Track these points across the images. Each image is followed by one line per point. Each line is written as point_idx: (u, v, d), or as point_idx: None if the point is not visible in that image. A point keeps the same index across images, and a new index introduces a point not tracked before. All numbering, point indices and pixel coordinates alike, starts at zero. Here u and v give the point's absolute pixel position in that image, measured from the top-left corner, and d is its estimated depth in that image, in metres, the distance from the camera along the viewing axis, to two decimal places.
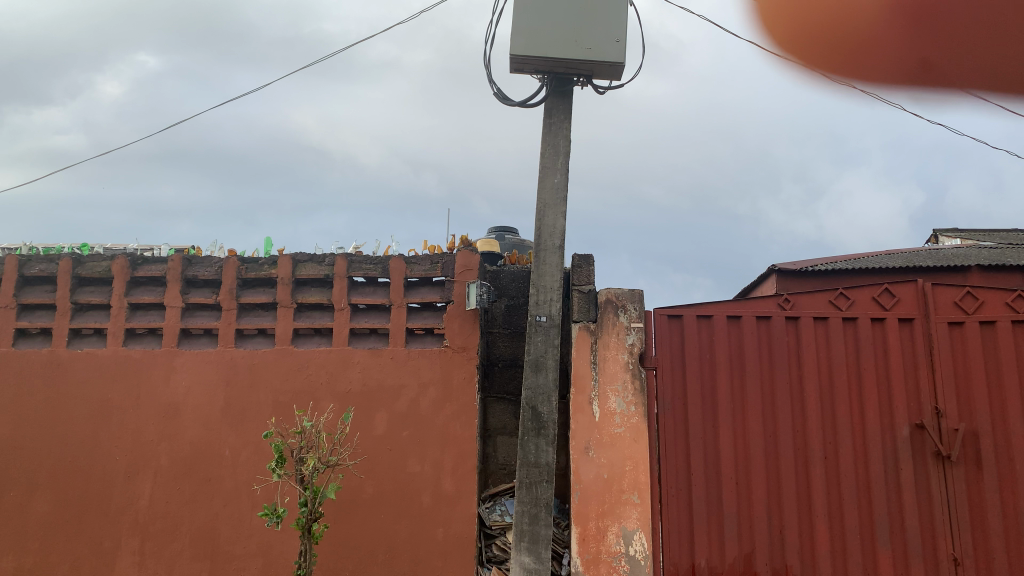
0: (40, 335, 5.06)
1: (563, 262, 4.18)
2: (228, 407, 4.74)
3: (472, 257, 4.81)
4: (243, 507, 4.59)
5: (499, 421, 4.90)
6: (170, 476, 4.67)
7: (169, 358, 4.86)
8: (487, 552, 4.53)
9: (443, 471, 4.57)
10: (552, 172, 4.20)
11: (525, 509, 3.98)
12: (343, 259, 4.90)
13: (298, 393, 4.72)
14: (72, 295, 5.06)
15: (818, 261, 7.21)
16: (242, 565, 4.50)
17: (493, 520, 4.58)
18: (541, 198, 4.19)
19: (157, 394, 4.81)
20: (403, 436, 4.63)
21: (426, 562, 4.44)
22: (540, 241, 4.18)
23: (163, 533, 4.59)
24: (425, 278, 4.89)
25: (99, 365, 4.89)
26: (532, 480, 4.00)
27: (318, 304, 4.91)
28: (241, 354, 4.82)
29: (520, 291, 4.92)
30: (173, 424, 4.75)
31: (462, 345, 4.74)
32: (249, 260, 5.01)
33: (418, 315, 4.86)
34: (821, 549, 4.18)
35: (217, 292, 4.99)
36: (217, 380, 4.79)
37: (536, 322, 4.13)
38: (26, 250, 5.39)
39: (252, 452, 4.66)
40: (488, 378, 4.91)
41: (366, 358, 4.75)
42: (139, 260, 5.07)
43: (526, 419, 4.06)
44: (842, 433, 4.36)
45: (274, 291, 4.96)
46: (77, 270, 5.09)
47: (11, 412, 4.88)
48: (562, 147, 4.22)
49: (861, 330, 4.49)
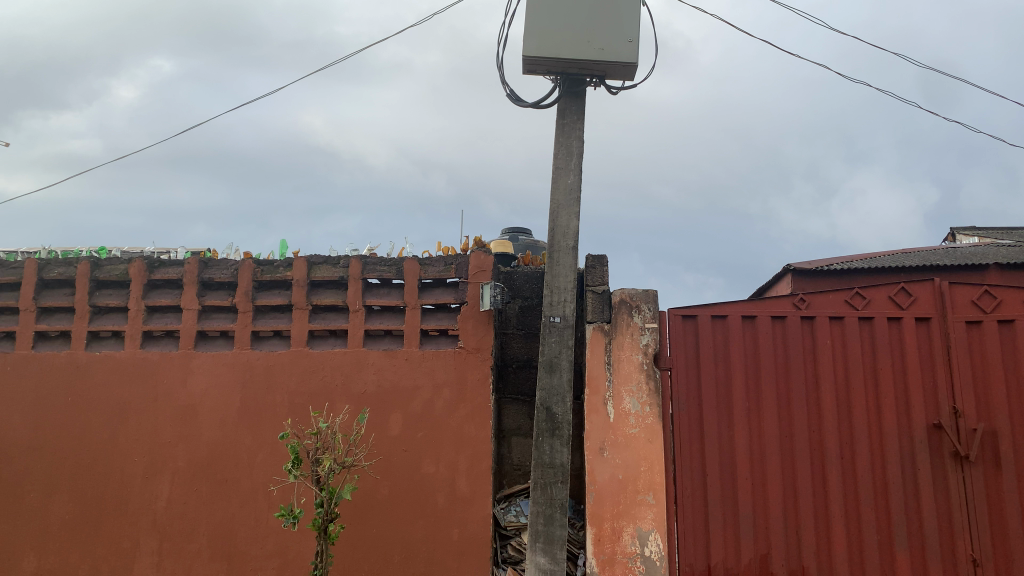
0: (59, 337, 5.11)
1: (576, 263, 4.18)
2: (244, 408, 4.78)
3: (485, 258, 4.81)
4: (259, 507, 4.61)
5: (513, 422, 4.90)
6: (187, 477, 4.71)
7: (186, 360, 4.90)
8: (502, 553, 4.55)
9: (457, 471, 4.58)
10: (565, 173, 4.20)
11: (540, 510, 3.98)
12: (357, 261, 4.93)
13: (313, 394, 4.75)
14: (90, 299, 5.11)
15: (834, 260, 7.17)
16: (259, 565, 4.53)
17: (508, 521, 4.59)
18: (554, 199, 4.19)
19: (174, 396, 4.85)
20: (418, 437, 4.65)
21: (441, 563, 4.45)
22: (553, 242, 4.19)
23: (180, 534, 4.63)
24: (439, 280, 4.90)
25: (116, 367, 4.93)
26: (546, 480, 4.00)
27: (333, 306, 4.93)
28: (257, 356, 4.85)
29: (533, 291, 4.92)
30: (190, 426, 4.78)
31: (476, 346, 4.74)
32: (264, 263, 5.04)
33: (432, 316, 4.87)
34: (837, 549, 4.16)
35: (232, 295, 5.03)
36: (233, 382, 4.82)
37: (550, 323, 4.13)
38: (44, 254, 5.44)
39: (268, 453, 4.69)
40: (502, 379, 4.92)
41: (380, 359, 4.77)
42: (156, 263, 5.11)
43: (540, 420, 4.06)
44: (858, 432, 4.33)
45: (289, 293, 4.99)
46: (95, 273, 5.14)
47: (31, 413, 4.93)
48: (575, 148, 4.22)
49: (877, 329, 4.46)
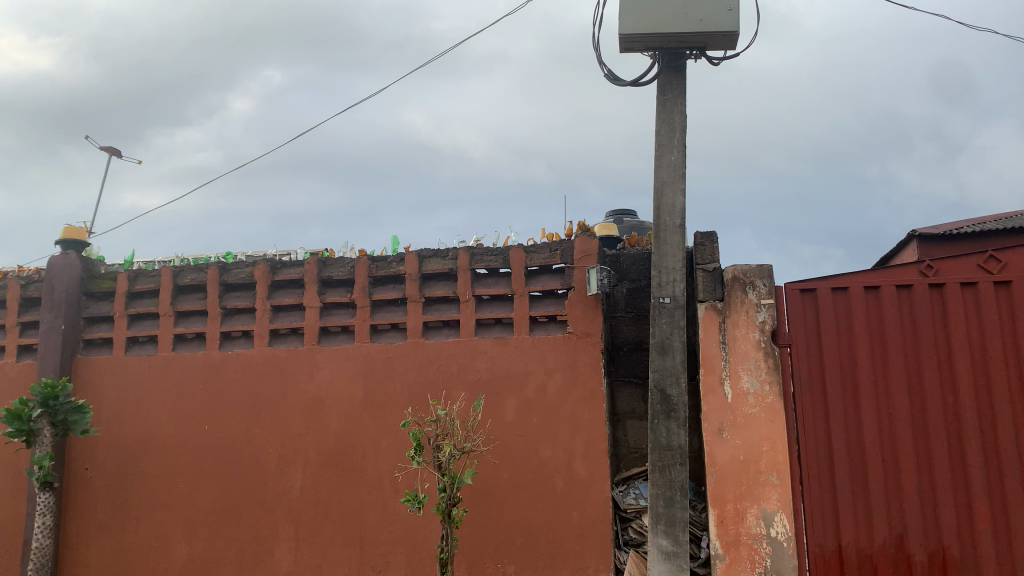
0: (196, 339, 5.46)
1: (684, 241, 4.11)
2: (366, 399, 4.97)
3: (591, 242, 4.80)
4: (386, 494, 4.80)
5: (627, 405, 4.87)
6: (318, 466, 4.95)
7: (310, 355, 5.14)
8: (623, 536, 4.54)
9: (574, 455, 4.61)
10: (668, 150, 4.13)
11: (659, 492, 3.95)
12: (465, 253, 5.02)
13: (430, 384, 4.88)
14: (221, 301, 5.44)
15: (964, 224, 6.74)
16: (388, 549, 4.71)
17: (628, 504, 4.57)
18: (658, 177, 4.13)
19: (301, 390, 5.10)
20: (533, 422, 4.70)
21: (563, 545, 4.50)
22: (660, 221, 4.13)
23: (315, 520, 4.88)
24: (546, 266, 4.93)
25: (248, 365, 5.23)
26: (664, 463, 3.97)
27: (444, 297, 5.05)
28: (376, 349, 5.03)
29: (641, 273, 4.87)
30: (317, 418, 5.02)
31: (586, 330, 4.74)
32: (377, 259, 5.22)
33: (540, 303, 4.90)
34: (981, 529, 3.93)
35: (350, 291, 5.24)
36: (355, 374, 5.02)
37: (660, 304, 4.09)
38: (178, 262, 5.83)
39: (391, 442, 4.86)
40: (614, 363, 4.91)
41: (492, 347, 4.85)
42: (278, 265, 5.38)
43: (655, 402, 4.03)
44: (999, 405, 4.07)
45: (402, 286, 5.15)
46: (224, 277, 5.46)
47: (175, 410, 5.30)
48: (677, 124, 4.14)
49: (1017, 295, 4.16)
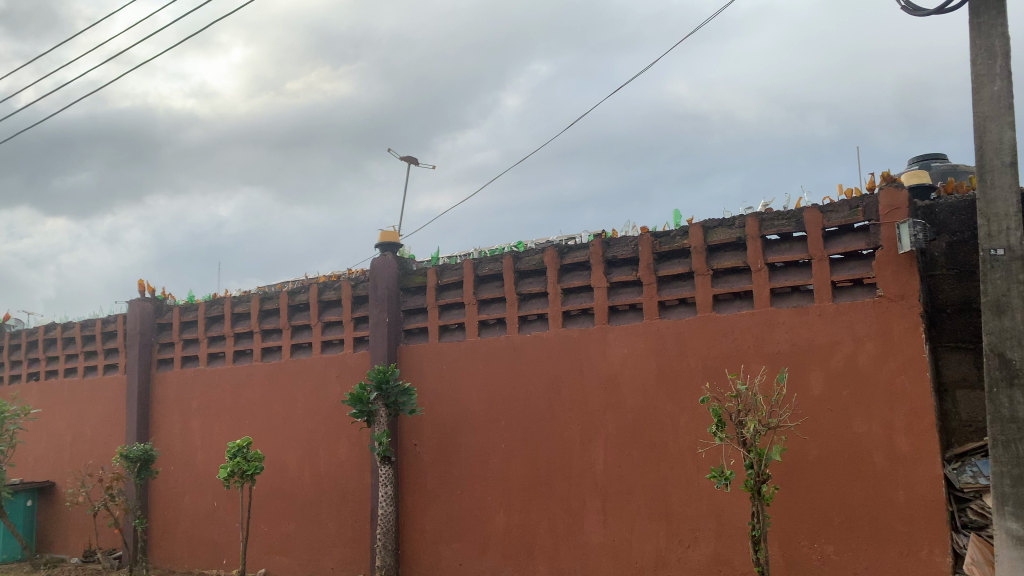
0: (498, 324, 5.83)
1: (1018, 181, 3.56)
2: (661, 375, 4.97)
3: (898, 194, 4.36)
4: (689, 470, 4.78)
5: (956, 372, 4.31)
6: (619, 442, 5.06)
7: (603, 335, 5.26)
8: (961, 517, 4.09)
9: (894, 430, 4.22)
10: (989, 80, 3.60)
11: (1004, 470, 3.47)
12: (753, 219, 4.82)
13: (727, 357, 4.75)
14: (517, 288, 5.74)
15: None
16: (696, 525, 4.70)
17: (964, 483, 4.07)
18: (979, 111, 3.61)
19: (597, 368, 5.23)
20: (844, 395, 4.38)
21: (887, 527, 4.15)
22: (983, 162, 3.61)
23: (621, 494, 5.00)
24: (845, 226, 4.55)
25: (546, 346, 5.48)
26: (1009, 437, 3.47)
27: (734, 268, 4.88)
28: (667, 325, 5.00)
29: (963, 224, 4.33)
30: (615, 394, 5.13)
31: (899, 293, 4.30)
32: (662, 235, 5.20)
33: (843, 267, 4.54)
34: None
35: (635, 269, 5.25)
36: (648, 350, 5.04)
37: (992, 257, 3.60)
38: (477, 254, 6.27)
39: (690, 417, 4.82)
40: (936, 327, 4.40)
41: (791, 317, 4.60)
42: (566, 249, 5.57)
43: (994, 368, 3.55)
44: None
45: (689, 261, 5.05)
46: (518, 265, 5.76)
47: (484, 391, 5.71)
48: (998, 47, 3.59)
49: None
